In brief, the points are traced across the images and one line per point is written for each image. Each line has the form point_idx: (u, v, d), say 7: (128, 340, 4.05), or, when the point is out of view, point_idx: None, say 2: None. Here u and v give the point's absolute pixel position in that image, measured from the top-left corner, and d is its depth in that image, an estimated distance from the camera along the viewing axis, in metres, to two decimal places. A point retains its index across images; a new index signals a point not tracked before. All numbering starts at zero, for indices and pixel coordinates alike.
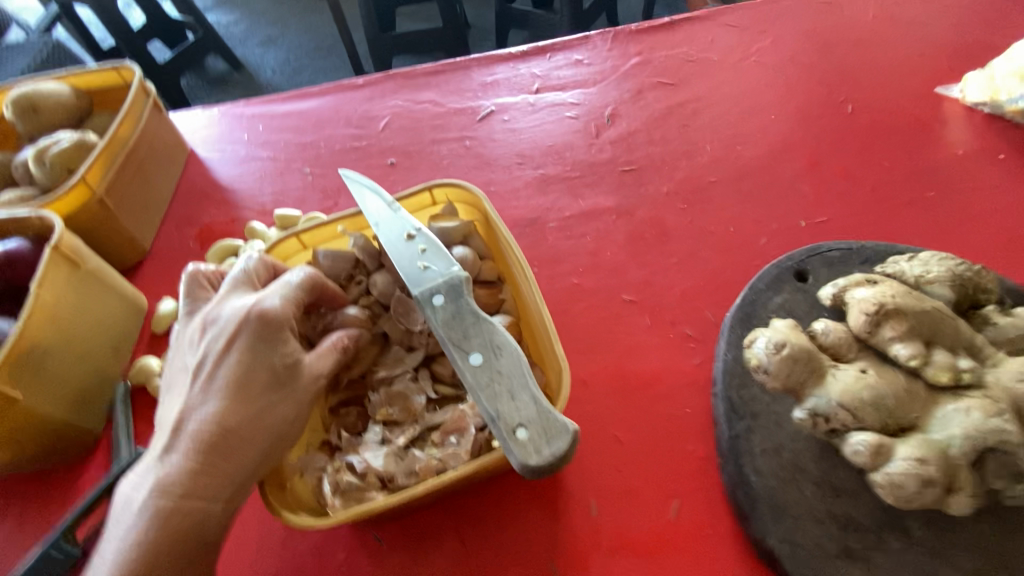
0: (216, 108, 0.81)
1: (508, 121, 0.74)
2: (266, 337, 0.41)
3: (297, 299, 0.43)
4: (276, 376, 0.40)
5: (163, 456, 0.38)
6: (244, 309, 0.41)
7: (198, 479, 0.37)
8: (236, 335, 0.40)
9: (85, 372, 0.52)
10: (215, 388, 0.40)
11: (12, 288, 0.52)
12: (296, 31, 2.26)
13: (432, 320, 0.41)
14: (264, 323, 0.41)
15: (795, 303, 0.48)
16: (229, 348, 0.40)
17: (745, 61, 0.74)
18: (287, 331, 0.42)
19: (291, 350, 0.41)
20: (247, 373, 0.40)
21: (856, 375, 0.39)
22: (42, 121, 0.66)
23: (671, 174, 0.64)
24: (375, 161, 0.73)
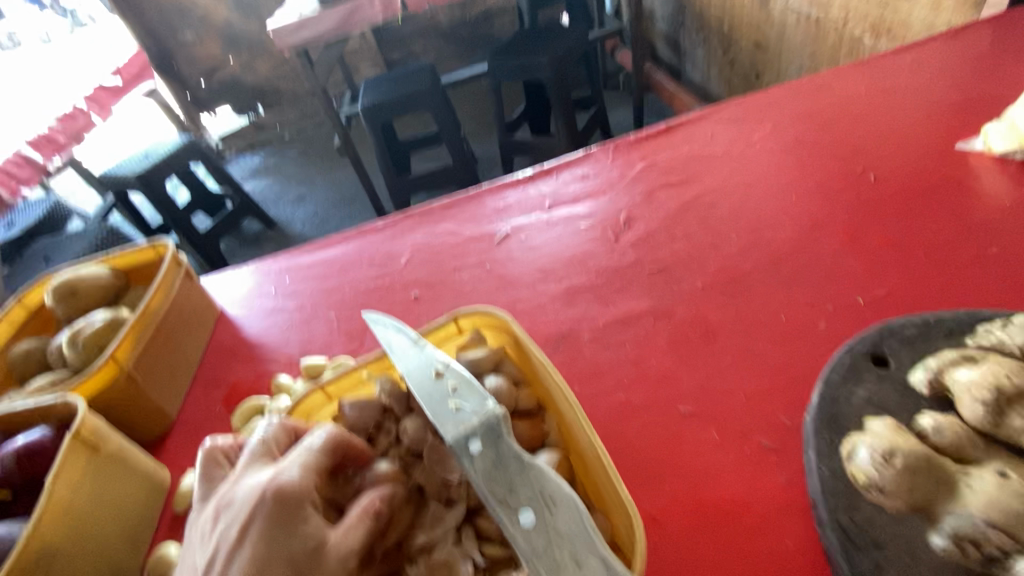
0: (245, 267, 0.84)
1: (525, 240, 0.74)
2: (283, 517, 0.37)
3: (315, 467, 0.39)
4: (298, 564, 0.35)
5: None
6: (259, 488, 0.38)
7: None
8: (253, 519, 0.36)
9: (98, 568, 0.47)
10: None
11: (29, 480, 0.49)
12: (323, 186, 2.48)
13: (470, 472, 0.35)
14: (281, 502, 0.37)
15: (884, 392, 0.42)
16: (243, 538, 0.36)
17: (750, 150, 0.75)
18: (307, 508, 0.38)
19: (314, 528, 0.37)
20: (265, 566, 0.35)
21: (995, 481, 0.32)
22: (80, 303, 0.69)
23: (702, 269, 0.61)
24: (399, 297, 0.73)
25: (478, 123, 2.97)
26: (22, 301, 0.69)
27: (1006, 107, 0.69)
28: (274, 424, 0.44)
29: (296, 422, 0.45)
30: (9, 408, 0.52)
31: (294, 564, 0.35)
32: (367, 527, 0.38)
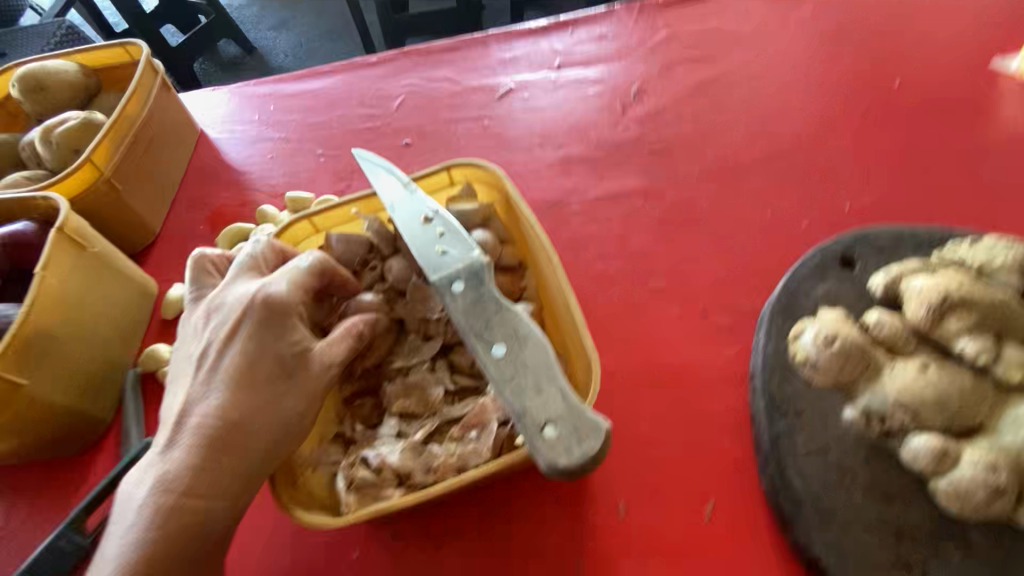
0: (226, 88, 0.79)
1: (528, 99, 0.70)
2: (272, 321, 0.39)
3: (308, 285, 0.42)
4: (285, 363, 0.39)
5: (165, 448, 0.36)
6: (252, 293, 0.40)
7: (203, 471, 0.35)
8: (244, 319, 0.39)
9: (93, 360, 0.50)
10: (218, 376, 0.38)
11: (16, 270, 0.50)
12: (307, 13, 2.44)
13: (450, 307, 0.39)
14: (270, 307, 0.39)
15: (841, 291, 0.45)
16: (233, 335, 0.39)
17: (782, 32, 0.69)
18: (295, 318, 0.40)
19: (302, 335, 0.40)
20: (254, 360, 0.38)
21: (914, 371, 0.36)
22: (50, 100, 0.65)
23: (703, 154, 0.60)
24: (389, 142, 0.70)
25: None
26: None
27: None
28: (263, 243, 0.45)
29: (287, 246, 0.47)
30: None
31: (281, 361, 0.39)
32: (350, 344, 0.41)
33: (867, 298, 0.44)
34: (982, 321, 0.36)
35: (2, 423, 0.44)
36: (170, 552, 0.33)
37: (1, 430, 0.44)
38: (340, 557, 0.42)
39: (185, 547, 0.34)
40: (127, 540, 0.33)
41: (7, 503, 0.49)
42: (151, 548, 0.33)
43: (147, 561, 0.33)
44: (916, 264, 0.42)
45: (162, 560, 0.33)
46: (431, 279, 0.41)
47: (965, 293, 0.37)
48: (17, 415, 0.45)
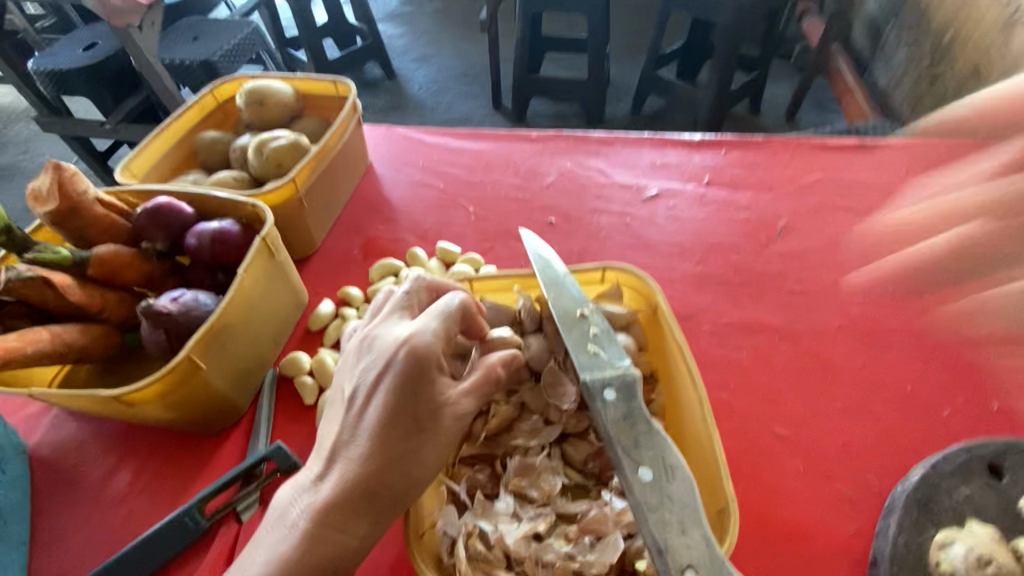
0: (397, 131, 0.88)
1: (672, 208, 0.73)
2: (417, 373, 0.41)
3: (449, 328, 0.44)
4: (422, 416, 0.41)
5: (316, 481, 0.41)
6: (402, 339, 0.42)
7: (346, 513, 0.39)
8: (391, 369, 0.41)
9: (252, 354, 0.56)
10: (365, 421, 0.41)
11: (213, 261, 0.57)
12: (454, 68, 3.01)
13: (601, 415, 0.40)
14: (416, 361, 0.41)
15: (985, 502, 0.43)
16: (379, 383, 0.42)
17: (943, 204, 0.69)
18: (435, 370, 0.42)
19: (441, 387, 0.43)
20: (397, 410, 0.41)
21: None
22: (264, 114, 0.75)
23: (844, 309, 0.61)
24: (536, 217, 0.75)
25: (630, 51, 2.89)
26: (215, 91, 0.77)
27: None
28: (417, 286, 0.49)
29: (432, 285, 0.49)
30: (206, 191, 0.60)
31: (420, 414, 0.41)
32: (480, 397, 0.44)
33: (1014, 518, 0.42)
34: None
35: (176, 396, 0.49)
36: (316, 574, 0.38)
37: (172, 401, 0.50)
38: None
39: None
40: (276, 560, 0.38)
41: (137, 464, 0.55)
42: (299, 564, 0.38)
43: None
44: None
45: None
46: (581, 376, 0.43)
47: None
48: (188, 391, 0.50)
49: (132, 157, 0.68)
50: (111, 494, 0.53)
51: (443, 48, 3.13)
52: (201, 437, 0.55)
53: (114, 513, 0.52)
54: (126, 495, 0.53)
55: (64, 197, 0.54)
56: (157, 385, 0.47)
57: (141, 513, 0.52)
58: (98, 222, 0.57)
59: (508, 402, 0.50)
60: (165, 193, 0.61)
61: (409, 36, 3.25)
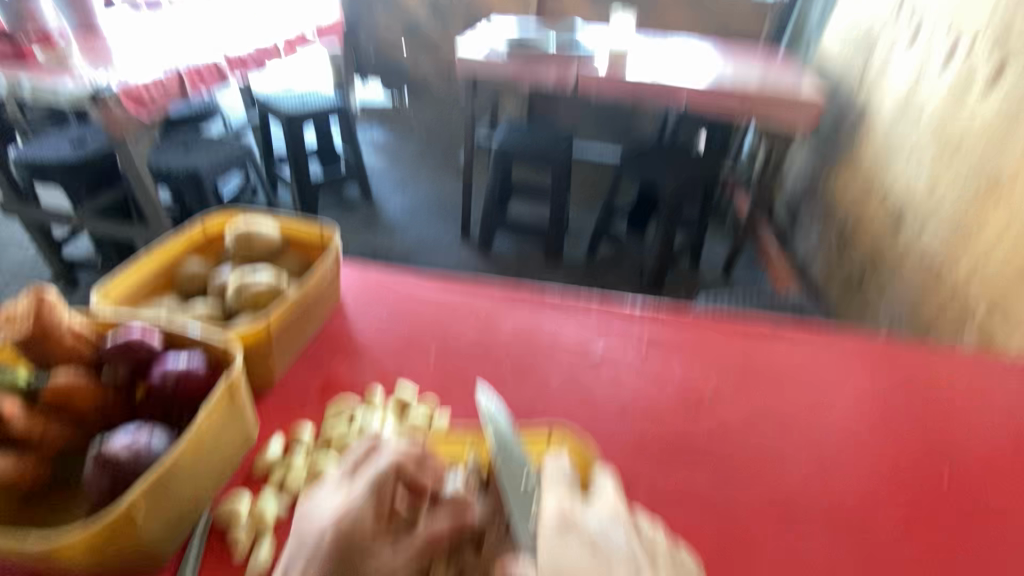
0: (371, 273, 0.95)
1: (614, 371, 0.81)
2: (347, 548, 0.45)
3: (382, 498, 0.48)
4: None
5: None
6: (333, 518, 0.46)
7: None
8: (319, 550, 0.45)
9: (191, 499, 0.55)
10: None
11: (172, 399, 0.57)
12: (427, 198, 3.26)
13: None
14: (344, 541, 0.45)
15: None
16: (306, 563, 0.45)
17: (843, 390, 0.80)
18: (365, 546, 0.46)
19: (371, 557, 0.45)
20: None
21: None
22: (249, 250, 0.81)
23: (763, 486, 0.68)
24: (492, 366, 0.81)
25: (588, 202, 3.24)
26: (206, 224, 0.83)
27: None
28: (361, 451, 0.54)
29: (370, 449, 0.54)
30: (183, 328, 0.63)
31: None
32: (412, 567, 0.46)
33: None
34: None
35: (100, 549, 0.48)
36: None
37: (95, 555, 0.48)
38: None
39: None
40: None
41: None
42: None
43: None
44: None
45: None
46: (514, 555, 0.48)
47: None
48: (116, 546, 0.49)
49: (112, 280, 0.72)
50: None
51: (420, 181, 3.41)
52: None
53: None
54: None
55: (38, 323, 0.57)
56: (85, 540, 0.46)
57: None
58: (65, 348, 0.58)
59: None
60: (142, 323, 0.64)
61: (391, 167, 3.54)
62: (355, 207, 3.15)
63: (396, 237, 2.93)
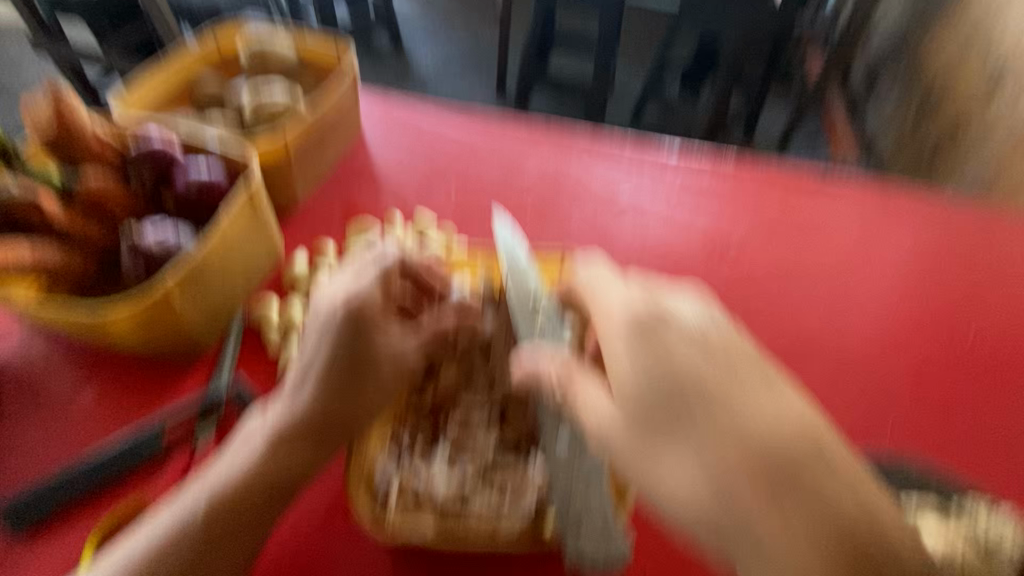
0: (390, 95, 0.89)
1: (641, 216, 0.78)
2: (359, 321, 0.45)
3: (393, 277, 0.49)
4: (355, 360, 0.45)
5: (263, 431, 0.44)
6: (344, 296, 0.46)
7: (297, 455, 0.44)
8: (332, 322, 0.45)
9: (223, 297, 0.59)
10: (308, 377, 0.45)
11: (198, 209, 0.59)
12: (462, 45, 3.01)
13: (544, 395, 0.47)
14: (357, 317, 0.45)
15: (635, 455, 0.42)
16: (324, 339, 0.46)
17: (883, 249, 0.75)
18: (381, 323, 0.46)
19: (385, 343, 0.47)
20: (341, 353, 0.45)
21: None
22: (265, 64, 0.77)
23: (770, 334, 0.69)
24: (513, 205, 0.79)
25: (639, 57, 2.92)
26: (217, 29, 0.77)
27: None
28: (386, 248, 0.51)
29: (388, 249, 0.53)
30: (201, 139, 0.63)
31: (364, 367, 0.45)
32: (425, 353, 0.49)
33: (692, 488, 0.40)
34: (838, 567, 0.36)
35: (146, 327, 0.54)
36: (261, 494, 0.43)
37: (144, 331, 0.54)
38: (367, 550, 0.49)
39: (270, 493, 0.43)
40: (231, 483, 0.42)
41: (103, 385, 0.57)
42: (251, 481, 0.42)
43: (243, 498, 0.42)
44: (695, 484, 0.39)
45: (251, 496, 0.42)
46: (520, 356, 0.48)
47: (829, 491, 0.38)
48: (160, 321, 0.54)
49: (132, 85, 0.72)
50: (74, 410, 0.56)
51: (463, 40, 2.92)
52: (161, 372, 0.58)
53: (74, 427, 0.55)
54: (89, 413, 0.56)
55: (62, 123, 0.58)
56: (130, 315, 0.52)
57: (91, 435, 0.55)
58: (90, 149, 0.60)
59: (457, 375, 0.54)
60: (159, 128, 0.63)
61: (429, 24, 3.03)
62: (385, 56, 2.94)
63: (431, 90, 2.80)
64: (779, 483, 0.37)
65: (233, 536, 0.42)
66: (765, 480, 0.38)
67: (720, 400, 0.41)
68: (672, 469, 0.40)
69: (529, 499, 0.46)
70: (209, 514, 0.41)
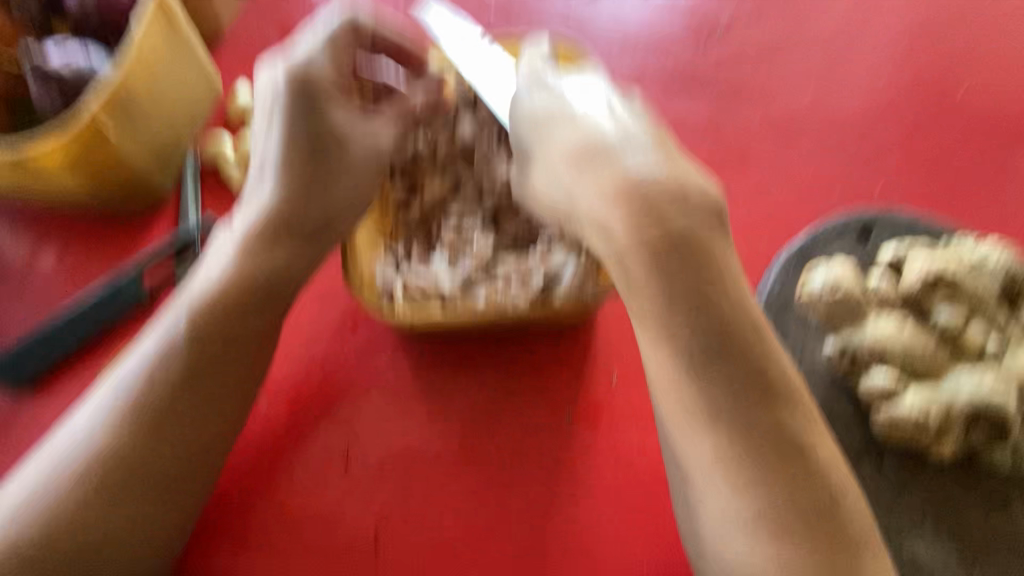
0: None
1: (616, 6, 0.70)
2: (310, 93, 0.43)
3: (340, 52, 0.46)
4: (317, 140, 0.43)
5: (243, 231, 0.43)
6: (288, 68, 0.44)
7: (289, 249, 0.43)
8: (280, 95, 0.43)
9: (164, 136, 0.52)
10: (274, 169, 0.43)
11: (104, 27, 0.51)
12: None
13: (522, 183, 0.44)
14: (305, 85, 0.43)
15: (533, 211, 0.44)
16: (277, 116, 0.43)
17: (876, 16, 0.70)
18: (326, 97, 0.44)
19: (349, 126, 0.45)
20: (301, 135, 0.43)
21: (668, 348, 0.33)
22: None
23: (768, 106, 0.63)
24: (472, 8, 0.69)
25: None
26: None
27: None
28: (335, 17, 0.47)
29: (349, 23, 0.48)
30: None
31: (333, 151, 0.44)
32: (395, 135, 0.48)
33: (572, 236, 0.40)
34: (693, 299, 0.33)
35: (86, 166, 0.47)
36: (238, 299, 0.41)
37: (80, 174, 0.47)
38: (371, 358, 0.48)
39: (268, 287, 0.42)
40: (221, 285, 0.41)
41: (60, 246, 0.53)
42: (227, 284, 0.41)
43: (239, 296, 0.41)
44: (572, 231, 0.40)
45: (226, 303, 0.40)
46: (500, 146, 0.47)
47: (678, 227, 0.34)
48: (100, 164, 0.47)
49: None
50: (36, 274, 0.52)
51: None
52: (120, 224, 0.53)
53: (42, 292, 0.51)
54: (55, 276, 0.52)
55: None
56: (60, 149, 0.44)
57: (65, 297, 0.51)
58: None
59: (442, 181, 0.51)
60: None
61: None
62: None
63: None
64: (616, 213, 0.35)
65: (237, 346, 0.41)
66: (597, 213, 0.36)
67: (579, 137, 0.38)
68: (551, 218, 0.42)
69: (536, 278, 0.45)
70: (203, 322, 0.40)
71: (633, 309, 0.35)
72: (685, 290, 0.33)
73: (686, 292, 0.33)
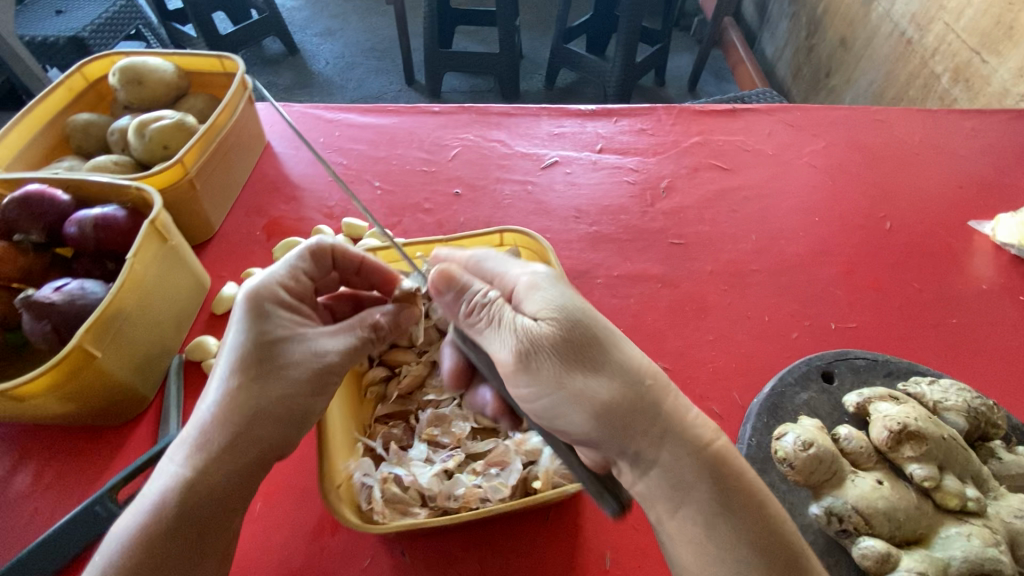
0: (297, 107, 0.86)
1: (569, 174, 0.79)
2: (267, 313, 0.41)
3: (302, 272, 0.46)
4: (270, 363, 0.39)
5: (179, 455, 0.37)
6: (255, 288, 0.42)
7: (219, 479, 0.36)
8: (240, 315, 0.40)
9: (150, 343, 0.54)
10: (218, 381, 0.39)
11: (99, 250, 0.55)
12: (356, 27, 2.28)
13: (557, 402, 0.34)
14: (267, 303, 0.41)
15: (568, 409, 0.34)
16: (240, 335, 0.40)
17: (798, 164, 0.79)
18: (284, 313, 0.41)
19: (298, 338, 0.40)
20: (253, 357, 0.39)
21: None
22: (144, 92, 0.72)
23: (717, 256, 0.69)
24: (441, 189, 0.77)
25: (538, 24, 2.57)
26: (82, 70, 0.73)
27: (1016, 203, 0.75)
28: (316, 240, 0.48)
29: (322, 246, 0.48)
30: (85, 177, 0.57)
31: (277, 364, 0.39)
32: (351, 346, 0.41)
33: (611, 451, 0.34)
34: (760, 535, 0.33)
35: (69, 389, 0.47)
36: (157, 554, 0.34)
37: (65, 395, 0.47)
38: (350, 562, 0.45)
39: (186, 523, 0.35)
40: (140, 526, 0.35)
41: (40, 462, 0.52)
42: (146, 536, 0.34)
43: (153, 549, 0.34)
44: (615, 444, 0.34)
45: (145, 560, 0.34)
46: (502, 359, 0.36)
47: (730, 452, 0.35)
48: (84, 383, 0.48)
49: None
50: (10, 496, 0.51)
51: (354, 6, 2.36)
52: (103, 434, 0.54)
53: (13, 516, 0.50)
54: (29, 496, 0.51)
55: None
56: (45, 378, 0.45)
57: (37, 521, 0.49)
58: None
59: (419, 362, 0.53)
60: (38, 180, 0.58)
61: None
62: (265, 43, 2.18)
63: (314, 82, 2.04)
64: (695, 432, 0.35)
65: None
66: (678, 436, 0.34)
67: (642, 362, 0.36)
68: (592, 427, 0.34)
69: (515, 463, 0.46)
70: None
71: (706, 544, 0.33)
72: (739, 524, 0.33)
73: (749, 525, 0.33)
